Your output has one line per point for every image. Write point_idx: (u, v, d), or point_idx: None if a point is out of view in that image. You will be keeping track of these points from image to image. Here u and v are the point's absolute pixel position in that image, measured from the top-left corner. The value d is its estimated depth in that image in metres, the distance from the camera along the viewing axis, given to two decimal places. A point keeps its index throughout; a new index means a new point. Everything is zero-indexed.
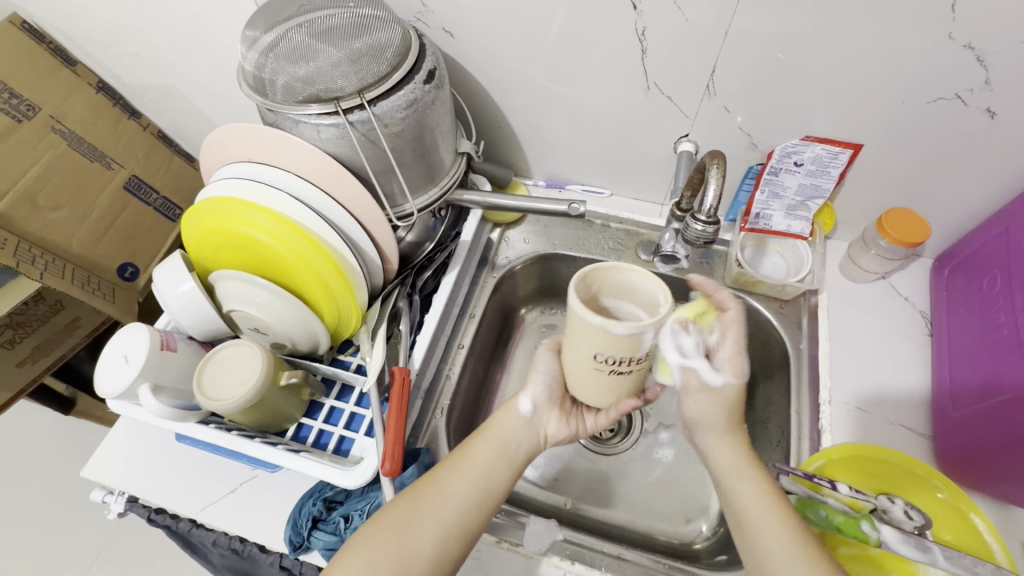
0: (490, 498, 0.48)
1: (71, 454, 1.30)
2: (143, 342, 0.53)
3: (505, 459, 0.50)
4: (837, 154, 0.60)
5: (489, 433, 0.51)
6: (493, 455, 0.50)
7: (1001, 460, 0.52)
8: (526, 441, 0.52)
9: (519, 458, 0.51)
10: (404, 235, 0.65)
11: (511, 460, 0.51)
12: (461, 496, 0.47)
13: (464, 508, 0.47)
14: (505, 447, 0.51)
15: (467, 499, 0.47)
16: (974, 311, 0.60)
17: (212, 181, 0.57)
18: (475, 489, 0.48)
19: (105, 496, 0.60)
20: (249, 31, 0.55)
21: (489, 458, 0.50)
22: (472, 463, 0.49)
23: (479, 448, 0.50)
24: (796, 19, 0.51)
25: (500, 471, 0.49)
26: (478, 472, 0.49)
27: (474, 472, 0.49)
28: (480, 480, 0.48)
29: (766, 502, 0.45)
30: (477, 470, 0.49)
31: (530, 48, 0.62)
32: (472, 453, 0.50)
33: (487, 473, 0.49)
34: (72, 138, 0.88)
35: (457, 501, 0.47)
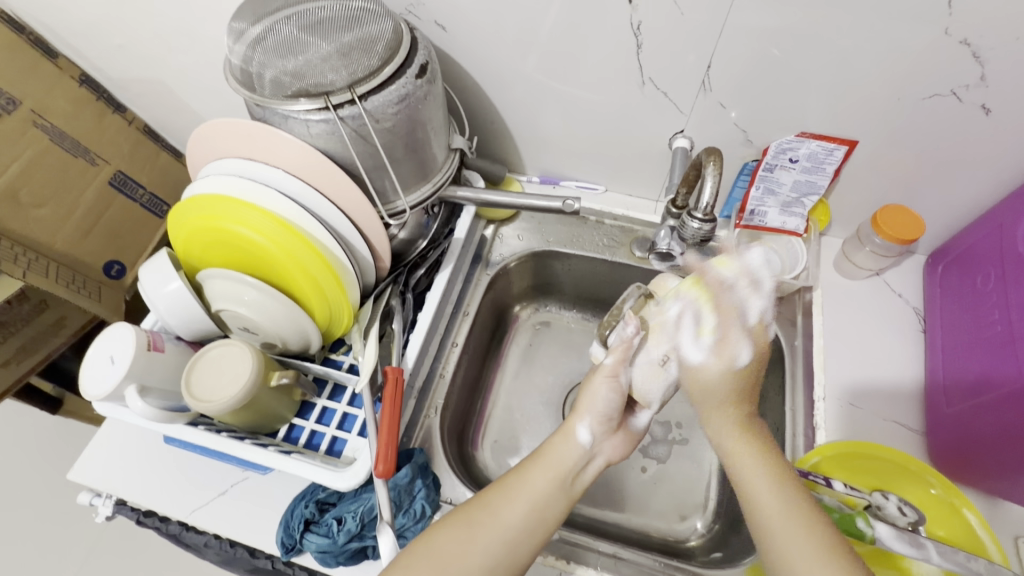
0: (546, 524, 0.46)
1: (57, 455, 1.28)
2: (130, 343, 0.52)
3: (565, 489, 0.48)
4: (832, 150, 0.61)
5: (546, 456, 0.49)
6: (550, 480, 0.47)
7: (994, 455, 0.53)
8: (587, 466, 0.49)
9: (578, 487, 0.49)
10: (397, 233, 0.63)
11: (568, 487, 0.48)
12: (515, 526, 0.45)
13: (518, 538, 0.45)
14: (563, 473, 0.48)
15: (522, 529, 0.45)
16: (967, 308, 0.60)
17: (199, 177, 0.56)
18: (533, 517, 0.46)
19: (92, 499, 0.59)
20: (235, 23, 0.53)
21: (547, 483, 0.47)
22: (529, 487, 0.47)
23: (538, 473, 0.48)
24: (793, 14, 0.50)
25: (557, 499, 0.47)
26: (534, 498, 0.46)
27: (532, 499, 0.46)
28: (537, 507, 0.46)
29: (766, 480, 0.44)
30: (537, 493, 0.47)
31: (524, 42, 0.61)
32: (530, 477, 0.47)
33: (546, 498, 0.46)
34: (54, 133, 0.85)
35: (512, 528, 0.45)
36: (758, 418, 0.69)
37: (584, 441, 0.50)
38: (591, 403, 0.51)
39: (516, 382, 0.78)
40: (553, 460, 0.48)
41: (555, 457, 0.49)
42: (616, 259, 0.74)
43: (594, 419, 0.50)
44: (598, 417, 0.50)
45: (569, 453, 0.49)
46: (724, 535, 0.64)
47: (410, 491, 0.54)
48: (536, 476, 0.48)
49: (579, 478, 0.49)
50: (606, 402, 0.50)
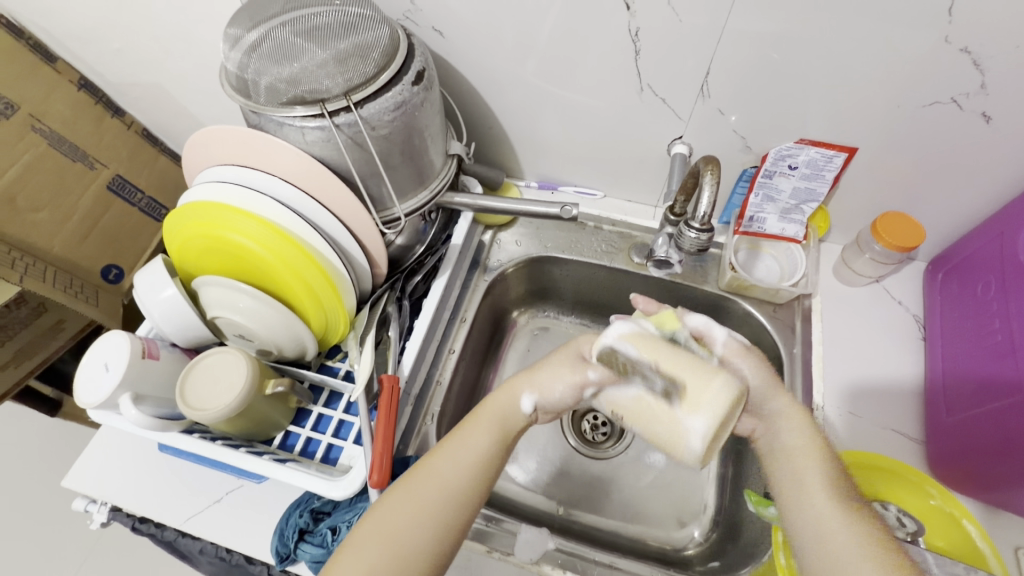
0: (484, 475, 0.47)
1: (55, 459, 1.27)
2: (124, 351, 0.52)
3: (500, 437, 0.49)
4: (832, 157, 0.59)
5: (484, 408, 0.50)
6: (489, 436, 0.49)
7: (994, 466, 0.52)
8: (524, 420, 0.51)
9: (513, 434, 0.50)
10: (394, 239, 0.63)
11: (506, 440, 0.49)
12: (454, 480, 0.46)
13: (461, 491, 0.45)
14: (502, 428, 0.49)
15: (462, 481, 0.46)
16: (968, 317, 0.59)
17: (195, 183, 0.56)
18: (473, 470, 0.46)
19: (88, 505, 0.58)
20: (232, 29, 0.53)
21: (486, 438, 0.48)
22: (464, 442, 0.48)
23: (475, 426, 0.49)
24: (792, 21, 0.50)
25: (494, 451, 0.48)
26: (472, 453, 0.47)
27: (471, 454, 0.47)
28: (476, 461, 0.47)
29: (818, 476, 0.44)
30: (474, 449, 0.47)
31: (521, 48, 0.61)
32: (467, 433, 0.48)
33: (485, 452, 0.48)
34: (52, 137, 0.85)
35: (453, 482, 0.45)
36: None
37: (526, 409, 0.50)
38: (545, 383, 0.50)
39: None
40: (490, 413, 0.50)
41: (492, 411, 0.50)
42: (615, 265, 0.74)
43: (541, 395, 0.50)
44: (543, 390, 0.50)
45: (506, 408, 0.50)
46: (722, 544, 0.64)
47: None
48: (474, 431, 0.48)
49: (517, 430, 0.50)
50: (561, 398, 0.49)
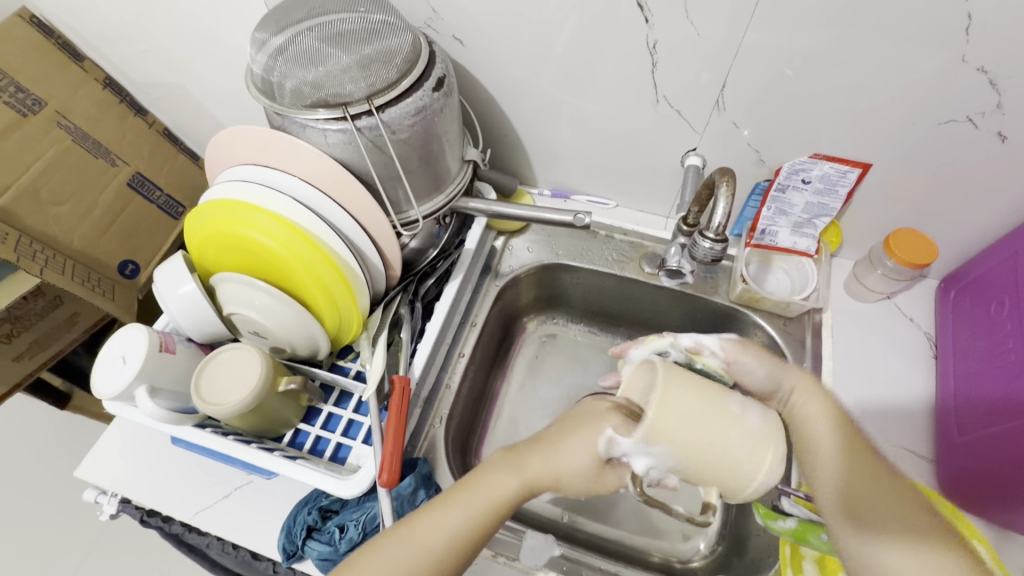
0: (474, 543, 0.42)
1: (63, 451, 1.28)
2: (142, 343, 0.53)
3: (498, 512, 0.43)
4: (845, 172, 0.60)
5: (487, 485, 0.43)
6: (481, 512, 0.42)
7: (1005, 486, 0.52)
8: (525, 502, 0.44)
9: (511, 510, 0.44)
10: (409, 242, 0.64)
11: (493, 521, 0.43)
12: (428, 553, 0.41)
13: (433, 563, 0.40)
14: (497, 507, 0.43)
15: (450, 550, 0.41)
16: (980, 336, 0.59)
17: (216, 182, 0.57)
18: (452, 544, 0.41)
19: (98, 496, 0.59)
20: (259, 34, 0.55)
21: (477, 514, 0.42)
22: (455, 514, 0.42)
23: (471, 498, 0.43)
24: (808, 36, 0.50)
25: (479, 529, 0.42)
26: (459, 526, 0.42)
27: (454, 525, 0.42)
28: (459, 534, 0.41)
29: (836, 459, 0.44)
30: (469, 518, 0.42)
31: (539, 58, 0.62)
32: (458, 500, 0.43)
33: (480, 522, 0.42)
34: (76, 133, 0.87)
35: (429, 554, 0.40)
36: None
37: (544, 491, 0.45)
38: (571, 457, 0.43)
39: (522, 394, 0.78)
40: (487, 489, 0.43)
41: (490, 487, 0.43)
42: (625, 274, 0.74)
43: (566, 476, 0.43)
44: (566, 471, 0.43)
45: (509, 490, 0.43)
46: (727, 557, 0.63)
47: (413, 502, 0.54)
48: (467, 500, 0.43)
49: (512, 509, 0.44)
50: (585, 470, 0.43)
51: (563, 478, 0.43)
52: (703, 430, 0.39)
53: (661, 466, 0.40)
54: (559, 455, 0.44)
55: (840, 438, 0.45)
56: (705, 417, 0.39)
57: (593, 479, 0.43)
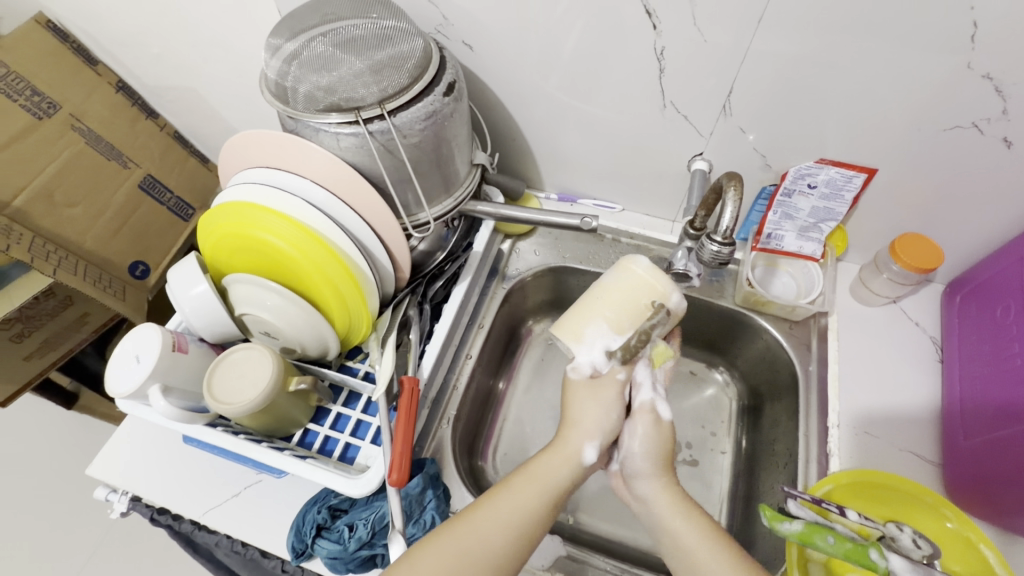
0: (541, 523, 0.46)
1: (71, 452, 1.29)
2: (155, 342, 0.53)
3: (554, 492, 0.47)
4: (851, 177, 0.61)
5: (532, 471, 0.48)
6: (538, 498, 0.46)
7: (1011, 491, 0.52)
8: (574, 484, 0.48)
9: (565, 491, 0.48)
10: (417, 244, 0.65)
11: (552, 506, 0.46)
12: (499, 547, 0.43)
13: (504, 555, 0.43)
14: (552, 492, 0.47)
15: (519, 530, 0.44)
16: (986, 340, 0.59)
17: (229, 185, 0.58)
18: (518, 534, 0.44)
19: (109, 494, 0.60)
20: (273, 39, 0.55)
21: (535, 502, 0.46)
22: (519, 496, 0.46)
23: (523, 490, 0.46)
24: (814, 43, 0.51)
25: (539, 519, 0.45)
26: (520, 517, 0.45)
27: (516, 517, 0.45)
28: (520, 526, 0.44)
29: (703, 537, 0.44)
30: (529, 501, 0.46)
31: (547, 64, 0.63)
32: (510, 495, 0.46)
33: (541, 498, 0.46)
34: (90, 136, 0.89)
35: (499, 548, 0.43)
36: (770, 444, 0.69)
37: (587, 459, 0.49)
38: (591, 419, 0.51)
39: (528, 395, 0.79)
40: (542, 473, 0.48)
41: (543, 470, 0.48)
42: None
43: (601, 439, 0.50)
44: (596, 431, 0.50)
45: (558, 474, 0.48)
46: None
47: (421, 501, 0.55)
48: (521, 491, 0.46)
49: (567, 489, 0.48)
50: (610, 420, 0.51)
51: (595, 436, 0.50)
52: (603, 309, 0.54)
53: (604, 338, 0.53)
54: (584, 424, 0.51)
55: (699, 535, 0.45)
56: (586, 305, 0.55)
57: (594, 396, 0.52)
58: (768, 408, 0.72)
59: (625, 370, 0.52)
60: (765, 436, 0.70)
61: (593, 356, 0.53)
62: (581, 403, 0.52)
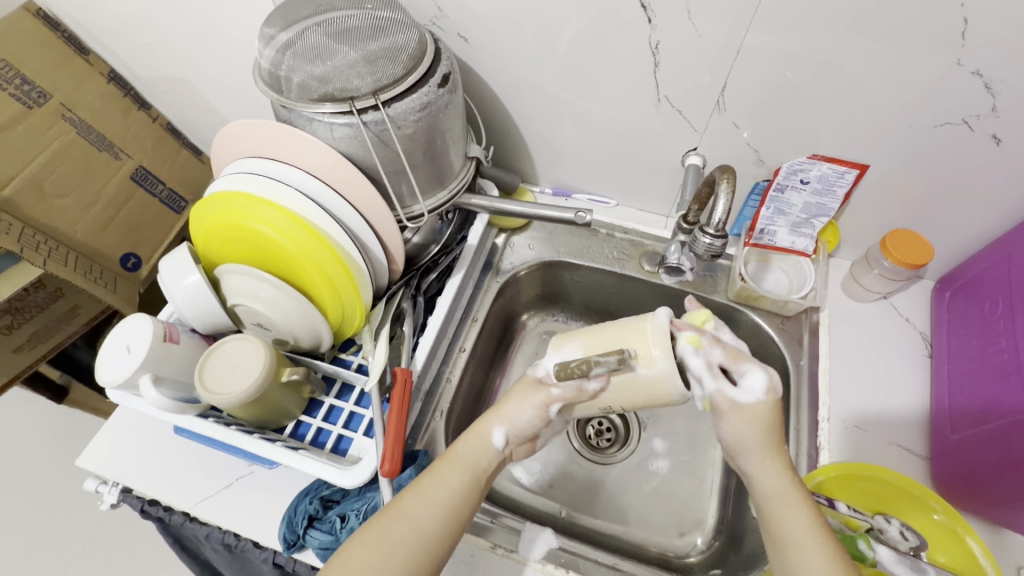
0: (464, 510, 0.47)
1: (60, 446, 1.28)
2: (146, 333, 0.53)
3: (474, 480, 0.48)
4: (843, 173, 0.60)
5: (455, 454, 0.49)
6: (464, 478, 0.47)
7: (997, 484, 0.53)
8: (494, 464, 0.49)
9: (486, 477, 0.49)
10: (411, 237, 0.64)
11: (477, 485, 0.48)
12: (432, 527, 0.45)
13: (436, 535, 0.44)
14: (473, 472, 0.48)
15: (442, 518, 0.45)
16: (974, 335, 0.60)
17: (222, 174, 0.58)
18: (449, 514, 0.46)
19: (98, 486, 0.60)
20: (266, 28, 0.55)
21: (461, 483, 0.47)
22: (439, 485, 0.47)
23: (449, 473, 0.47)
24: (804, 40, 0.51)
25: (465, 498, 0.47)
26: (450, 499, 0.46)
27: (444, 498, 0.46)
28: (450, 505, 0.46)
29: (809, 536, 0.42)
30: (451, 491, 0.46)
31: (542, 57, 0.62)
32: (438, 477, 0.47)
33: (463, 488, 0.47)
34: (81, 126, 0.88)
35: (431, 529, 0.44)
36: None
37: (496, 443, 0.49)
38: (510, 411, 0.49)
39: None
40: (461, 458, 0.48)
41: (463, 455, 0.49)
42: (625, 272, 0.75)
43: (511, 426, 0.49)
44: (511, 422, 0.49)
45: (479, 456, 0.49)
46: (724, 552, 0.64)
47: None
48: (444, 478, 0.47)
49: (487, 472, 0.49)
50: (530, 423, 0.48)
51: (513, 418, 0.49)
52: (596, 337, 0.45)
53: (571, 358, 0.46)
54: (501, 413, 0.50)
55: (808, 520, 0.43)
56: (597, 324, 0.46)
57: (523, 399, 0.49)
58: None
59: (563, 394, 0.46)
60: None
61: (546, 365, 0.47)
62: (510, 397, 0.50)
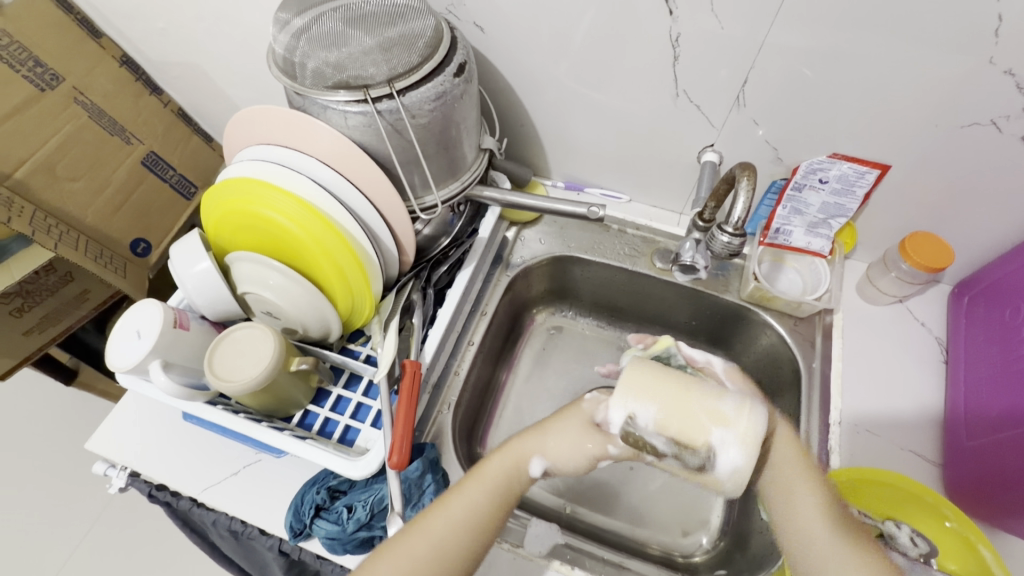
0: (486, 531, 0.46)
1: (67, 429, 1.29)
2: (157, 320, 0.53)
3: (501, 501, 0.47)
4: (864, 173, 0.59)
5: (484, 471, 0.48)
6: (489, 499, 0.47)
7: (1013, 492, 0.52)
8: (522, 485, 0.48)
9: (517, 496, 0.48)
10: (422, 229, 0.64)
11: (505, 505, 0.47)
12: (452, 546, 0.44)
13: (453, 555, 0.44)
14: (502, 493, 0.47)
15: (460, 540, 0.45)
16: (994, 341, 0.59)
17: (235, 160, 0.57)
18: (470, 535, 0.45)
19: (108, 469, 0.60)
20: (281, 14, 0.55)
21: (485, 503, 0.47)
22: (465, 503, 0.46)
23: (473, 490, 0.47)
24: (828, 36, 0.50)
25: (491, 517, 0.46)
26: (470, 517, 0.46)
27: (466, 517, 0.46)
28: (471, 526, 0.45)
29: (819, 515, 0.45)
30: (474, 511, 0.46)
31: (559, 47, 0.61)
32: (461, 493, 0.47)
33: (484, 511, 0.46)
34: (93, 110, 0.87)
35: (452, 549, 0.44)
36: None
37: (534, 472, 0.48)
38: (558, 450, 0.47)
39: (527, 385, 0.79)
40: (493, 479, 0.48)
41: (496, 474, 0.48)
42: (636, 269, 0.74)
43: (551, 461, 0.48)
44: (550, 452, 0.48)
45: (507, 476, 0.48)
46: (730, 553, 0.64)
47: (420, 485, 0.55)
48: (470, 495, 0.47)
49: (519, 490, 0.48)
50: (572, 464, 0.47)
51: (550, 450, 0.48)
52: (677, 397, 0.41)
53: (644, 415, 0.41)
54: (540, 444, 0.49)
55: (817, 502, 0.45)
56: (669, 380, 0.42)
57: (580, 443, 0.47)
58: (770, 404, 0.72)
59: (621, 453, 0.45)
60: None
61: (616, 419, 0.42)
62: (557, 422, 0.49)
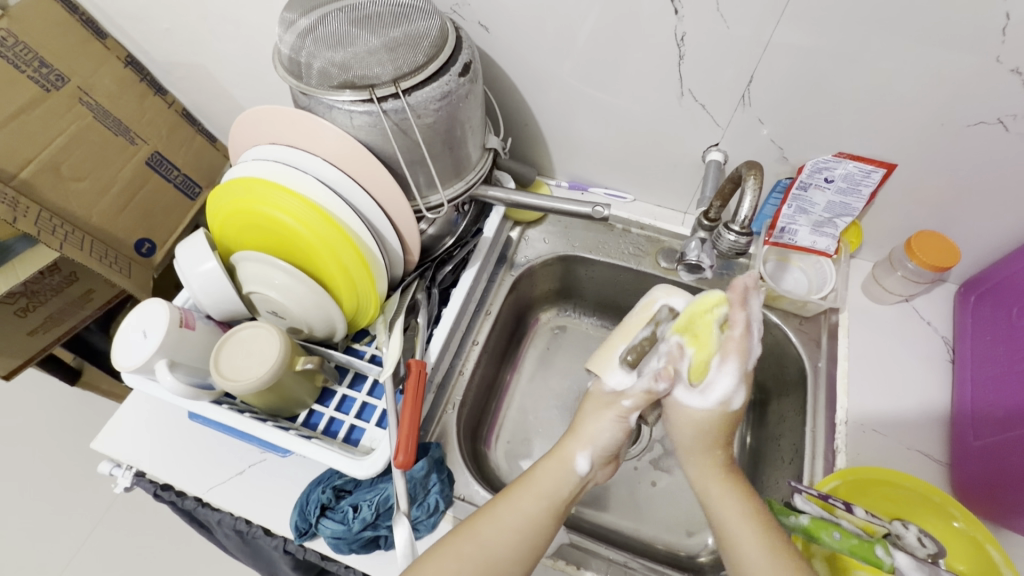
0: (538, 538, 0.47)
1: (72, 428, 1.30)
2: (162, 318, 0.53)
3: (552, 507, 0.48)
4: (870, 172, 0.58)
5: (533, 482, 0.50)
6: (538, 502, 0.48)
7: (1019, 491, 0.52)
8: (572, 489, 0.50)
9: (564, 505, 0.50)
10: (426, 228, 0.64)
11: (556, 512, 0.49)
12: (508, 550, 0.45)
13: (506, 559, 0.45)
14: (552, 499, 0.49)
15: (515, 545, 0.46)
16: (1000, 341, 0.59)
17: (240, 160, 0.57)
18: (523, 539, 0.46)
19: (113, 469, 0.60)
20: (287, 13, 0.55)
21: (534, 507, 0.48)
22: (517, 509, 0.47)
23: (524, 497, 0.48)
24: (834, 35, 0.50)
25: (545, 523, 0.47)
26: (522, 524, 0.47)
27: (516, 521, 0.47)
28: (522, 532, 0.46)
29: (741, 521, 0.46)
30: (527, 516, 0.47)
31: (563, 47, 0.61)
32: (510, 501, 0.48)
33: (536, 517, 0.47)
34: (98, 111, 0.88)
35: (507, 548, 0.45)
36: (775, 438, 0.69)
37: (581, 468, 0.51)
38: (590, 432, 0.52)
39: (531, 385, 0.79)
40: (543, 484, 0.49)
41: (544, 479, 0.50)
42: (641, 268, 0.74)
43: (593, 449, 0.52)
44: (595, 443, 0.52)
45: (557, 479, 0.50)
46: None
47: (425, 485, 0.55)
48: (522, 499, 0.48)
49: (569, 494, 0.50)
50: (611, 438, 0.52)
51: (593, 438, 0.52)
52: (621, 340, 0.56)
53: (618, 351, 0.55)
54: (587, 435, 0.52)
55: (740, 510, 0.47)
56: (611, 342, 0.56)
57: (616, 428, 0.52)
58: (775, 404, 0.72)
59: (636, 403, 0.52)
60: (772, 432, 0.69)
61: (619, 379, 0.53)
62: (583, 420, 0.53)
